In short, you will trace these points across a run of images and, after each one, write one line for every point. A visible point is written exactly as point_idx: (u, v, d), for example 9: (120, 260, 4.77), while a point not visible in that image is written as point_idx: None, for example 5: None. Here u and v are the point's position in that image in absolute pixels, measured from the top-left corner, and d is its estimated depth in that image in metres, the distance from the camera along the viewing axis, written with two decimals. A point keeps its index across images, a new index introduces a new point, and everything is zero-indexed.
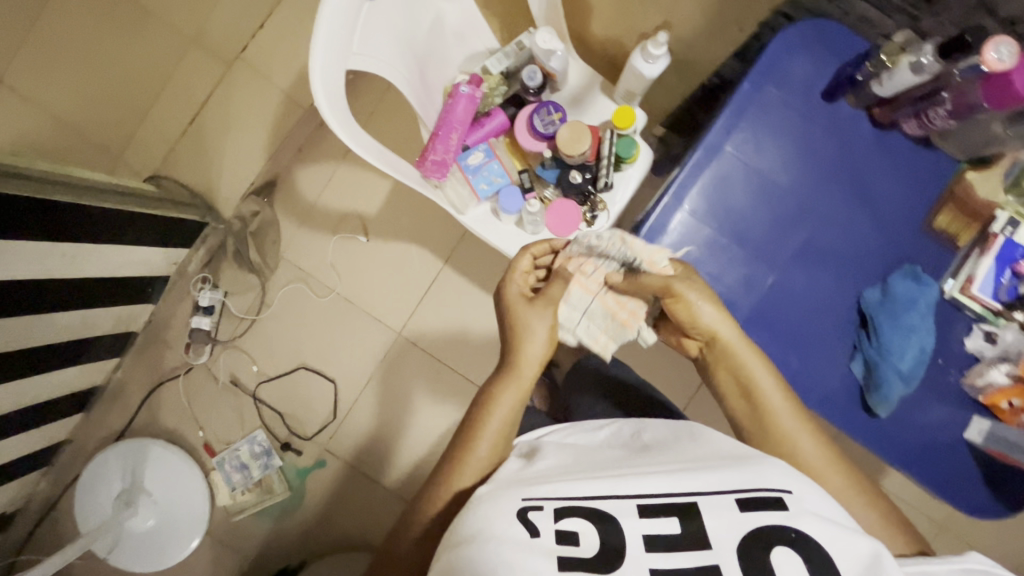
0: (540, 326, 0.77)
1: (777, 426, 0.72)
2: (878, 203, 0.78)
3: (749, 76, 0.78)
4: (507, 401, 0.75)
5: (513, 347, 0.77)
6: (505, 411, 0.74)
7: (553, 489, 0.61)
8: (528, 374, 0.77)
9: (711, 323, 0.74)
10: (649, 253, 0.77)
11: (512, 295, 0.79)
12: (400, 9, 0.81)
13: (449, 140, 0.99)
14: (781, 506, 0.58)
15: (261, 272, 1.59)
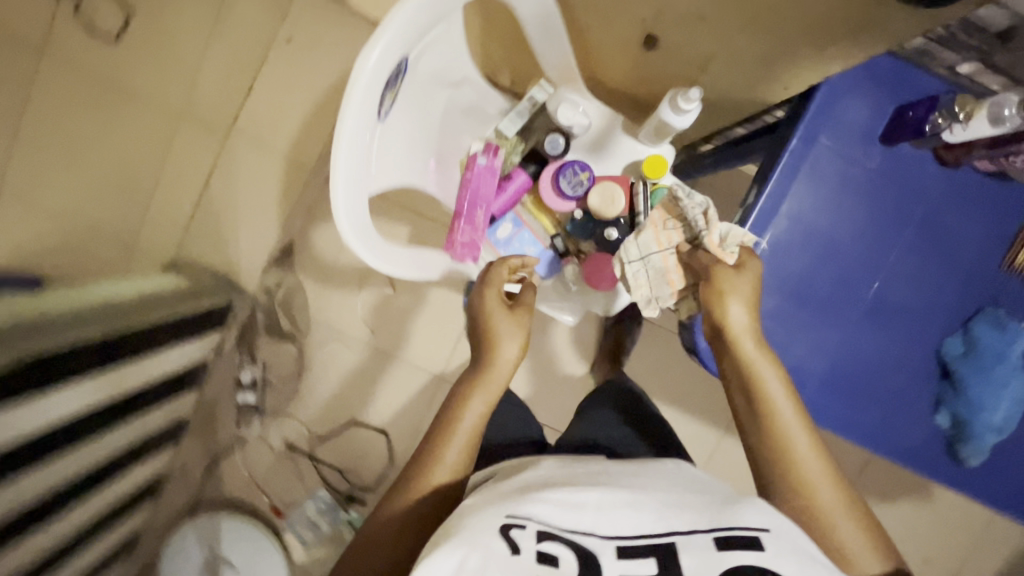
0: (507, 334, 0.81)
1: (784, 442, 0.64)
2: (946, 245, 0.74)
3: (798, 131, 0.72)
4: (470, 413, 0.74)
5: (487, 352, 0.80)
6: (475, 418, 0.74)
7: (535, 512, 0.56)
8: (496, 382, 0.77)
9: (736, 324, 0.69)
10: (719, 234, 0.75)
11: (490, 299, 0.83)
12: (412, 115, 0.76)
13: (474, 220, 0.94)
14: (756, 548, 0.53)
15: (296, 338, 1.58)
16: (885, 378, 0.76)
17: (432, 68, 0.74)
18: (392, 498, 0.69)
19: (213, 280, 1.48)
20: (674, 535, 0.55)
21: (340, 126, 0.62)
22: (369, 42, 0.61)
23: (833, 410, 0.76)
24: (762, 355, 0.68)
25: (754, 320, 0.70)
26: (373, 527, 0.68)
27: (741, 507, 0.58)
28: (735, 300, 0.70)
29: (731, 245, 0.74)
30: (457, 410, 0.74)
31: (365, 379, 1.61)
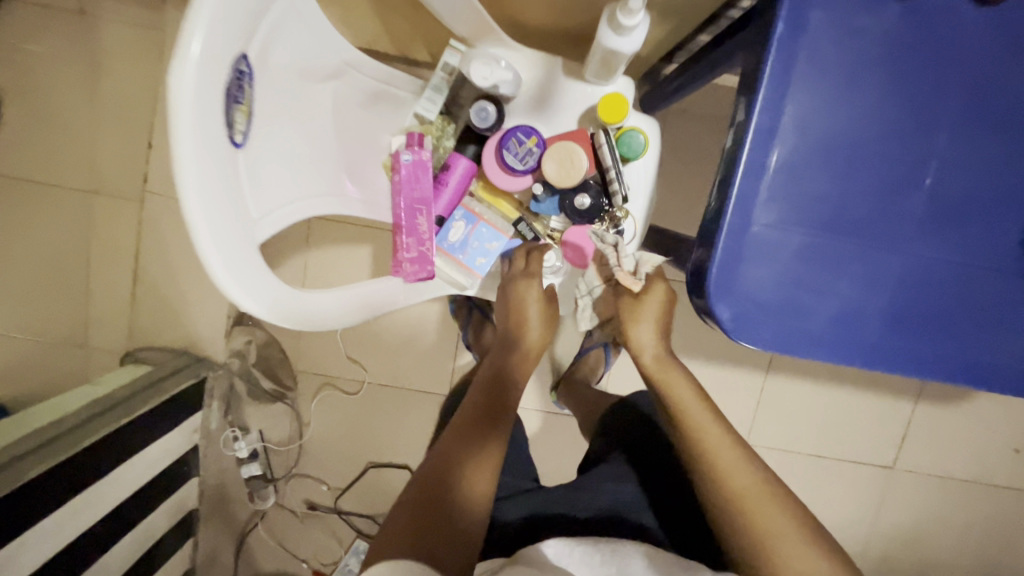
0: (537, 318, 0.82)
1: (700, 443, 0.68)
2: (1003, 107, 0.57)
3: (782, 12, 0.54)
4: (515, 372, 0.80)
5: (515, 324, 0.82)
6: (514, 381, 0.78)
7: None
8: (526, 358, 0.82)
9: (642, 342, 0.78)
10: (631, 263, 0.81)
11: (526, 288, 0.81)
12: (289, 127, 0.59)
13: (418, 231, 0.77)
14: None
15: (285, 398, 1.44)
16: (961, 293, 0.60)
17: (290, 60, 0.56)
18: (475, 431, 0.69)
19: (178, 358, 1.35)
20: None
21: (177, 169, 0.46)
22: (178, 46, 0.44)
23: (906, 350, 0.61)
24: (663, 366, 0.76)
25: (663, 345, 0.77)
26: (459, 455, 0.65)
27: None
28: (643, 325, 0.78)
29: (644, 270, 0.81)
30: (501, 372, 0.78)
31: (371, 419, 1.47)
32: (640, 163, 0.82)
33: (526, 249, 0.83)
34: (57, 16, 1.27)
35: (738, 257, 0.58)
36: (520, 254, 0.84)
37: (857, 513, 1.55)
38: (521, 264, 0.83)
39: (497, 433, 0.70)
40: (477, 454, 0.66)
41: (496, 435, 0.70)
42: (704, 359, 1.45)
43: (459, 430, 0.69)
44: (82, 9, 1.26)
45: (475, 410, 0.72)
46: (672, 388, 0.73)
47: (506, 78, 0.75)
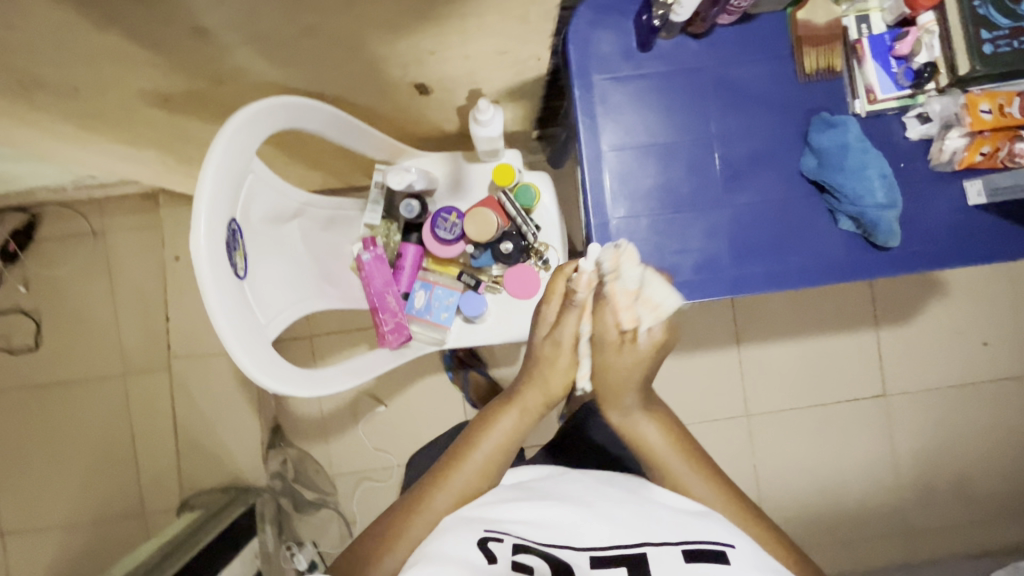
0: (557, 372, 0.83)
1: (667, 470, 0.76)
2: (750, 94, 0.80)
3: (574, 84, 0.80)
4: (498, 429, 0.80)
5: (536, 374, 0.84)
6: (503, 431, 0.80)
7: (516, 529, 0.66)
8: (533, 407, 0.83)
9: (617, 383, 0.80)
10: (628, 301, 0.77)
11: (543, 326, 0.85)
12: (273, 257, 0.82)
13: (389, 306, 0.99)
14: (723, 560, 0.62)
15: (329, 501, 1.57)
16: (782, 221, 0.80)
17: (266, 212, 0.80)
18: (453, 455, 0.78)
19: (226, 494, 1.49)
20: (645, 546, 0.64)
21: (206, 301, 0.68)
22: (192, 225, 0.67)
23: (760, 273, 0.80)
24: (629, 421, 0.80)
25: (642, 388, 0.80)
26: (451, 484, 0.74)
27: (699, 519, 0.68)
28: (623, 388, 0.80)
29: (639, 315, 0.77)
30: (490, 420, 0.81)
31: None
32: (541, 206, 1.07)
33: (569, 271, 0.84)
34: (74, 241, 1.56)
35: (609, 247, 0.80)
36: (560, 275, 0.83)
37: (873, 446, 1.63)
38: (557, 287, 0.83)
39: (489, 475, 0.76)
40: (462, 493, 0.74)
41: (484, 476, 0.76)
42: (678, 351, 1.61)
43: (452, 466, 0.76)
44: (92, 230, 1.56)
45: (475, 445, 0.78)
46: (639, 437, 0.79)
47: (417, 177, 0.99)
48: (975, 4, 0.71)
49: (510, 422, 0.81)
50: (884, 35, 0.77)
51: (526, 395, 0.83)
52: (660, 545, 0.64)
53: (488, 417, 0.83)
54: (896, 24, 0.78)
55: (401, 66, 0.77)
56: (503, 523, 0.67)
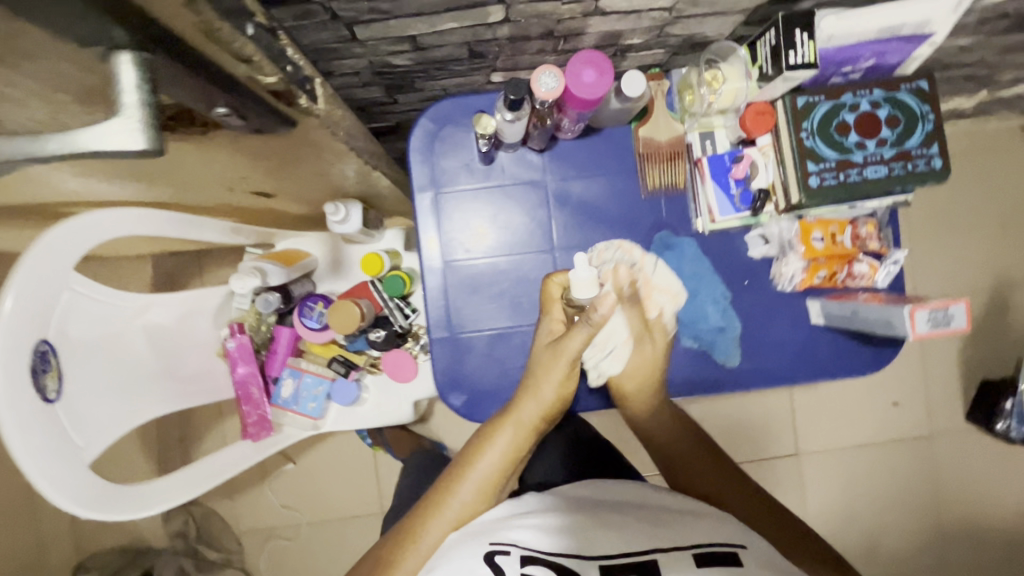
0: (551, 376, 0.69)
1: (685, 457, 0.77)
2: (593, 208, 0.79)
3: (415, 194, 0.78)
4: (499, 445, 0.68)
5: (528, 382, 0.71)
6: (499, 451, 0.68)
7: (523, 538, 0.60)
8: (529, 422, 0.69)
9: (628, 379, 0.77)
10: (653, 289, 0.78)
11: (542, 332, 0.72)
12: (102, 365, 0.78)
13: (252, 398, 0.98)
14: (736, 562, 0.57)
15: (233, 562, 1.53)
16: None
17: (89, 326, 0.77)
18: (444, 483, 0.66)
19: (122, 557, 1.45)
20: (656, 552, 0.58)
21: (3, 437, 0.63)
22: None
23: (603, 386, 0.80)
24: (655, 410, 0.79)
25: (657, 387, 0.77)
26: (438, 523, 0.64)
27: (712, 527, 0.62)
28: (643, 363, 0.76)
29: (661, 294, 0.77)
30: (484, 439, 0.69)
31: (318, 557, 1.56)
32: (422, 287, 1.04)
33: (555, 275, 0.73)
34: None
35: (452, 362, 0.78)
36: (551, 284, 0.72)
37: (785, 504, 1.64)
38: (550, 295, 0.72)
39: (482, 500, 0.65)
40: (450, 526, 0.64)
41: (477, 505, 0.65)
42: None
43: (439, 498, 0.65)
44: None
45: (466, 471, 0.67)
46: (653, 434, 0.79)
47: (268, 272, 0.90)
48: (801, 135, 0.70)
49: (506, 441, 0.68)
50: (724, 155, 0.76)
51: (521, 407, 0.70)
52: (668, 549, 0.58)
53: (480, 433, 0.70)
54: (737, 143, 0.77)
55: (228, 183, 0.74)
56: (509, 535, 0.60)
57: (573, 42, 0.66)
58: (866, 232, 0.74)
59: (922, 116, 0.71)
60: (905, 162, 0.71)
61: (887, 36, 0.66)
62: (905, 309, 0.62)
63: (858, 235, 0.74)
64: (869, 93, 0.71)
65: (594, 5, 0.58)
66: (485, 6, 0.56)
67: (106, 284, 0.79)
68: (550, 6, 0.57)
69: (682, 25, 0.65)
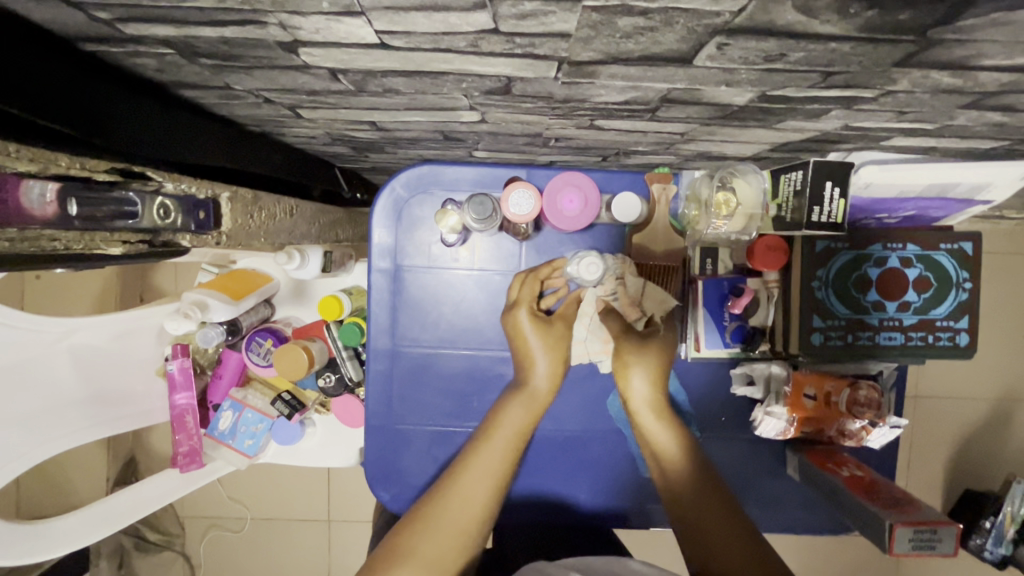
0: (546, 349, 0.65)
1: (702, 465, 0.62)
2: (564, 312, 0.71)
3: (371, 268, 0.70)
4: (511, 418, 0.62)
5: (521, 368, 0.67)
6: (513, 428, 0.62)
7: None
8: (543, 399, 0.65)
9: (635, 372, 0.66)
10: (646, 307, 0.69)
11: (523, 322, 0.66)
12: (15, 398, 0.72)
13: (186, 427, 0.91)
14: None
15: (173, 545, 1.52)
16: (574, 457, 0.74)
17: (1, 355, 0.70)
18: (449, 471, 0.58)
19: None
20: None
21: None
22: None
23: (544, 504, 0.75)
24: (664, 416, 0.64)
25: (659, 393, 0.66)
26: (451, 510, 0.54)
27: None
28: (638, 369, 0.66)
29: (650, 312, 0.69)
30: (492, 419, 0.62)
31: (259, 551, 1.55)
32: None
33: (527, 274, 0.67)
34: None
35: (384, 454, 0.71)
36: (521, 280, 0.68)
37: None
38: (519, 294, 0.67)
39: (496, 485, 0.58)
40: (468, 512, 0.55)
41: (493, 489, 0.57)
42: None
43: (449, 484, 0.57)
44: None
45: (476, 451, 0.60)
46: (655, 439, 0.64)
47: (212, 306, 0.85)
48: (813, 285, 0.61)
49: (518, 417, 0.62)
50: (722, 281, 0.66)
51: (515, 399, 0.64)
52: None
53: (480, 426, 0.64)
54: (741, 268, 0.67)
55: None
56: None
57: (566, 142, 0.56)
58: (866, 396, 0.63)
59: (955, 286, 0.61)
60: (926, 332, 0.61)
61: (934, 193, 0.56)
62: (888, 523, 0.55)
63: (857, 400, 0.63)
64: (901, 247, 0.61)
65: (588, 122, 0.48)
66: (456, 110, 0.46)
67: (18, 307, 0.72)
68: (535, 118, 0.47)
69: (696, 144, 0.56)
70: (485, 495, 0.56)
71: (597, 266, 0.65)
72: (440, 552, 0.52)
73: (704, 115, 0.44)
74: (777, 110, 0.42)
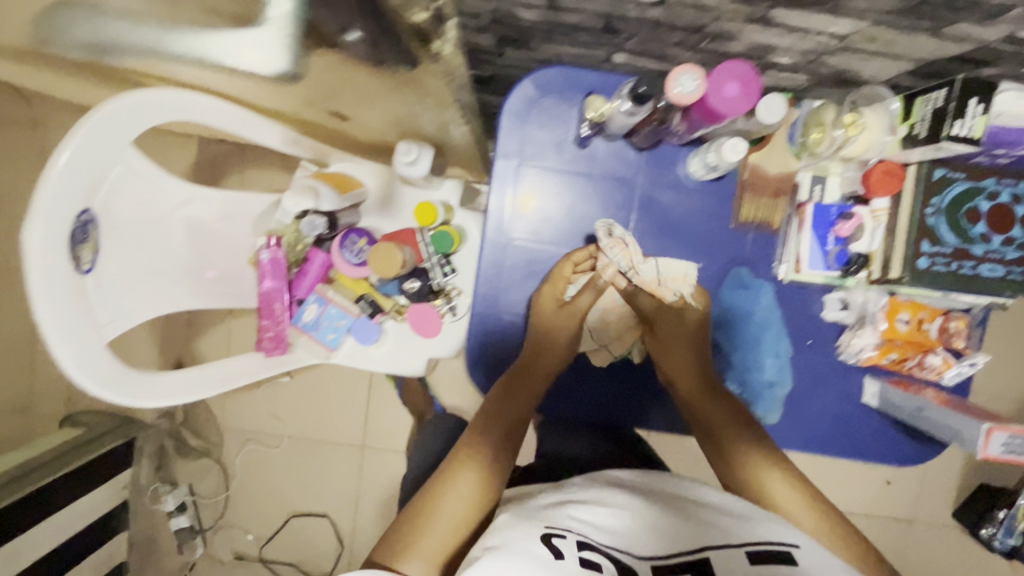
0: (559, 332, 0.72)
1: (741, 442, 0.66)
2: (672, 223, 0.74)
3: (496, 162, 0.73)
4: (515, 403, 0.68)
5: (533, 351, 0.71)
6: (516, 409, 0.67)
7: (578, 522, 0.52)
8: (541, 379, 0.70)
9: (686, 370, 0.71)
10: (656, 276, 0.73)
11: (545, 305, 0.73)
12: (142, 248, 0.77)
13: (274, 313, 0.95)
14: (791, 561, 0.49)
15: (212, 453, 1.57)
16: None
17: (133, 206, 0.74)
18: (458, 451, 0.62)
19: (110, 421, 1.49)
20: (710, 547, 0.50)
21: (35, 305, 0.62)
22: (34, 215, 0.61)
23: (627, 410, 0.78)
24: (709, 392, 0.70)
25: (704, 375, 0.71)
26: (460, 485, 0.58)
27: (767, 519, 0.54)
28: (684, 354, 0.72)
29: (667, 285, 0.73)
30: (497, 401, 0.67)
31: (293, 469, 1.59)
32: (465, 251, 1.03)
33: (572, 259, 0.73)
34: None
35: (485, 342, 0.76)
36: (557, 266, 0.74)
37: None
38: (557, 274, 0.73)
39: (498, 462, 0.61)
40: (473, 487, 0.58)
41: (498, 464, 0.61)
42: None
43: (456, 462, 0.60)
44: None
45: (489, 425, 0.65)
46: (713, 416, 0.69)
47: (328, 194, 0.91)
48: (926, 211, 0.64)
49: (519, 399, 0.68)
50: (831, 207, 0.70)
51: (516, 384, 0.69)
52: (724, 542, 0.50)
53: (492, 394, 0.69)
54: (849, 197, 0.71)
55: (308, 96, 0.69)
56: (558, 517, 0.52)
57: (719, 44, 0.60)
58: (956, 327, 0.70)
59: None
60: None
61: None
62: (983, 428, 0.60)
63: (947, 329, 0.70)
64: (1012, 184, 0.65)
65: (764, 12, 0.51)
66: None
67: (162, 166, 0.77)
68: (716, 1, 0.50)
69: (842, 58, 0.58)
70: (492, 469, 0.60)
71: (746, 141, 0.63)
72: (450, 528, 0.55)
73: (886, 7, 0.47)
74: (963, 2, 0.45)
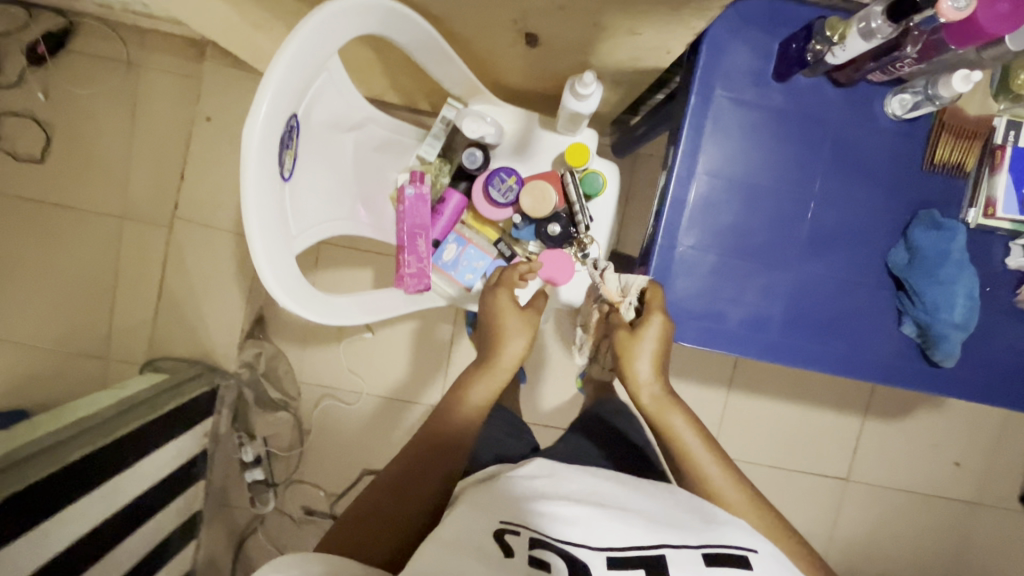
0: (516, 332, 0.80)
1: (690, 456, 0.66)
2: (858, 161, 0.74)
3: (693, 90, 0.72)
4: (476, 398, 0.73)
5: (493, 347, 0.79)
6: (478, 402, 0.73)
7: (536, 518, 0.50)
8: (504, 374, 0.77)
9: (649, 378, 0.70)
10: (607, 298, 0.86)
11: (503, 302, 0.82)
12: (319, 163, 0.76)
13: (417, 250, 0.92)
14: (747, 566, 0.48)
15: (290, 406, 1.56)
16: (844, 308, 0.75)
17: (322, 117, 0.74)
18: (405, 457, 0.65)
19: (193, 367, 1.47)
20: (664, 545, 0.49)
21: (245, 201, 0.61)
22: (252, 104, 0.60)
23: (798, 353, 0.76)
24: (664, 404, 0.68)
25: (660, 379, 0.70)
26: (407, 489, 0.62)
27: (723, 525, 0.53)
28: (642, 357, 0.70)
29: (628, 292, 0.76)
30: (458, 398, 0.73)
31: (367, 426, 1.58)
32: (602, 199, 1.00)
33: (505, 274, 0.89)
34: (107, 64, 1.44)
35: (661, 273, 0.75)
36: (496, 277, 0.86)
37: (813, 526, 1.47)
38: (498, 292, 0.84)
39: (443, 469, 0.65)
40: (409, 494, 0.61)
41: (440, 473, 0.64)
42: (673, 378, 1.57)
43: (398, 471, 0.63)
44: (128, 60, 1.44)
45: (442, 423, 0.69)
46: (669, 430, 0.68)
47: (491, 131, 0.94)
48: None
49: (481, 387, 0.75)
50: None
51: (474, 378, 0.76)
52: (679, 543, 0.49)
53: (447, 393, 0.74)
54: None
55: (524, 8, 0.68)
56: (516, 511, 0.51)
57: None
58: None
59: None
60: None
61: None
62: None
63: None
64: None
65: None
66: None
67: (350, 81, 0.77)
68: None
69: None
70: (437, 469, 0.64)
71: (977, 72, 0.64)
72: (389, 530, 0.58)
73: None
74: None
